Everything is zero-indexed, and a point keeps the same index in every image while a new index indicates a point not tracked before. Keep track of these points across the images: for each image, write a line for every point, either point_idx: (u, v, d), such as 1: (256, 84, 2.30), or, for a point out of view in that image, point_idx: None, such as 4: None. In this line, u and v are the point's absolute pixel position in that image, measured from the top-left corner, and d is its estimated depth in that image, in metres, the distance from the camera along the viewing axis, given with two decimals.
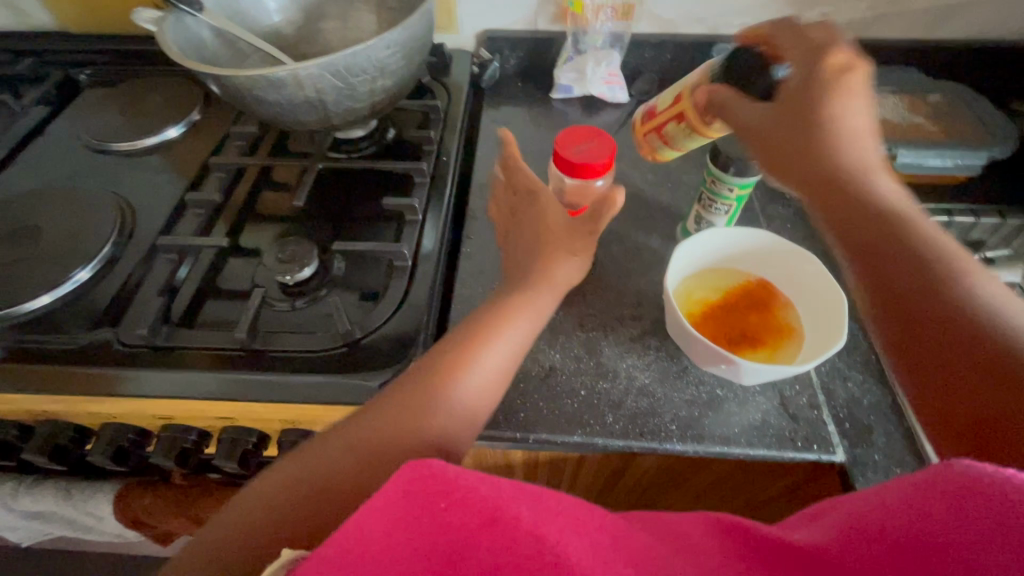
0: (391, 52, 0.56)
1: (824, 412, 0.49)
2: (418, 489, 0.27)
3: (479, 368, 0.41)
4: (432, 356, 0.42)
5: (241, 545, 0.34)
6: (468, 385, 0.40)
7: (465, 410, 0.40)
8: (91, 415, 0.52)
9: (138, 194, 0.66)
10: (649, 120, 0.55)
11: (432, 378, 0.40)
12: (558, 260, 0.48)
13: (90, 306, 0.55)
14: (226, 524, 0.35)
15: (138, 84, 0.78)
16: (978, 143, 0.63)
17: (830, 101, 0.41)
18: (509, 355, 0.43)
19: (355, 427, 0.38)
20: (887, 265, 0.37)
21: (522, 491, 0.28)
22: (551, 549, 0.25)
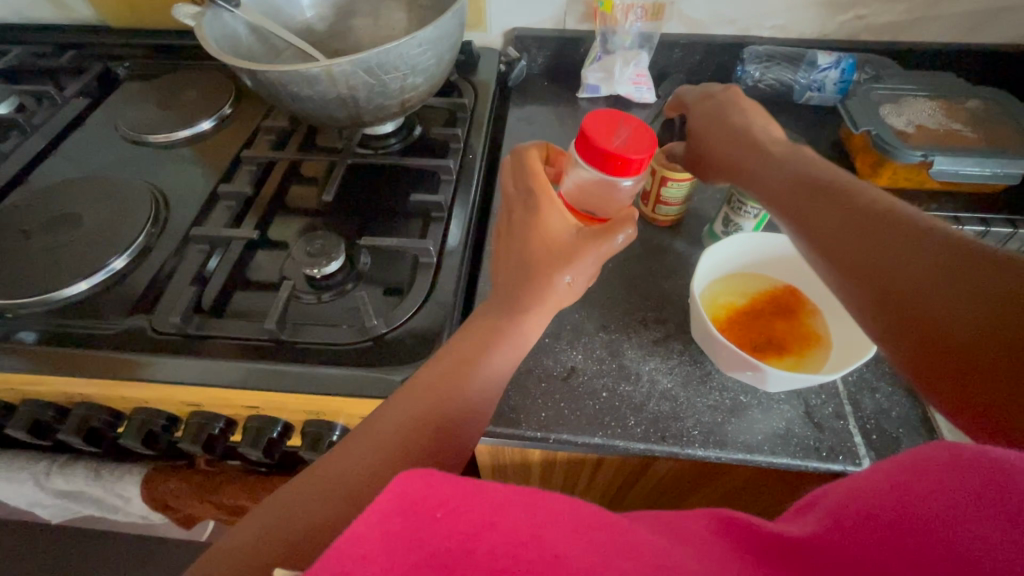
0: (422, 50, 0.56)
1: (850, 423, 0.48)
2: (413, 497, 0.25)
3: (491, 370, 0.42)
4: (445, 357, 0.43)
5: (249, 551, 0.32)
6: (480, 387, 0.42)
7: (477, 409, 0.41)
8: (123, 400, 0.54)
9: (172, 185, 0.68)
10: (647, 201, 0.63)
11: (448, 381, 0.41)
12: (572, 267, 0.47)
13: (125, 293, 0.57)
14: (240, 531, 0.33)
15: (173, 78, 0.79)
16: (1019, 151, 0.61)
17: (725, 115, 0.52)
18: (513, 355, 0.44)
19: (364, 429, 0.38)
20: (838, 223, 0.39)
21: (521, 493, 0.26)
22: (553, 554, 0.24)
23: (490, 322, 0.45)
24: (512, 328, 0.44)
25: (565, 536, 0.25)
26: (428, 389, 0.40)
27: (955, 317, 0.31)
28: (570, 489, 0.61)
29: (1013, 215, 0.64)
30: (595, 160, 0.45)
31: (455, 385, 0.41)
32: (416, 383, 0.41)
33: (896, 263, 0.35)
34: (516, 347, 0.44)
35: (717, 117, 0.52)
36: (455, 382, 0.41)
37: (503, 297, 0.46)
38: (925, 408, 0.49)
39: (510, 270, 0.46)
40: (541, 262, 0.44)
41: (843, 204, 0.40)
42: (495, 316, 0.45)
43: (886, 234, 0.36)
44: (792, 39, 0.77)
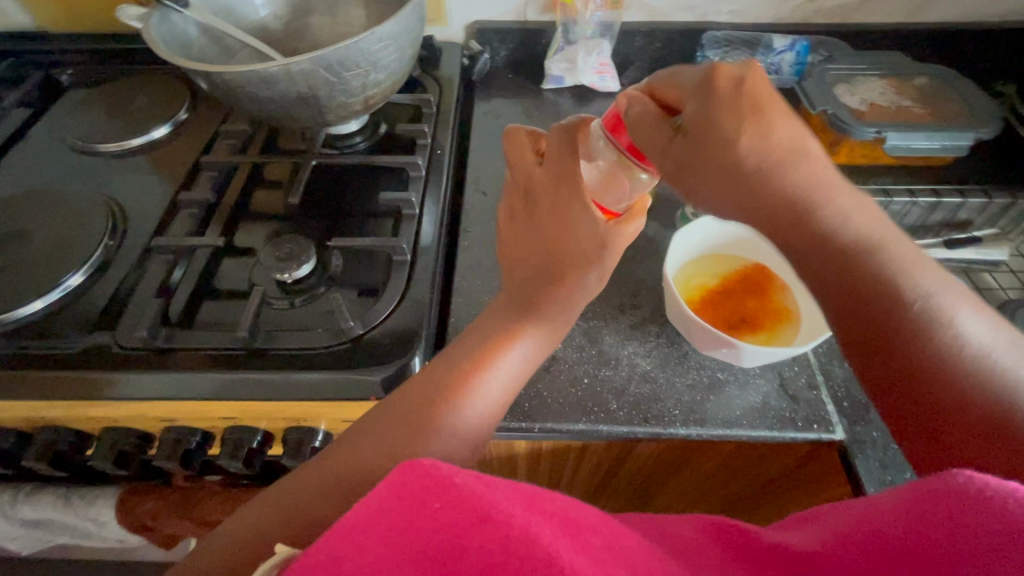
0: (383, 45, 0.55)
1: (822, 392, 0.50)
2: (410, 489, 0.25)
3: (496, 381, 0.40)
4: (454, 359, 0.41)
5: (247, 536, 0.33)
6: (485, 398, 0.40)
7: (479, 422, 0.39)
8: (91, 420, 0.52)
9: (129, 196, 0.65)
10: None
11: (452, 388, 0.39)
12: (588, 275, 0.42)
13: (85, 309, 0.55)
14: (242, 521, 0.34)
15: (120, 84, 0.76)
16: (966, 123, 0.64)
17: (756, 126, 0.34)
18: (520, 369, 0.42)
19: (370, 434, 0.37)
20: (856, 300, 0.35)
21: (517, 492, 0.26)
22: (546, 549, 0.23)
23: (502, 329, 0.42)
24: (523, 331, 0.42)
25: (560, 535, 0.24)
26: (431, 398, 0.39)
27: (963, 408, 0.32)
28: (557, 477, 0.62)
29: (962, 185, 0.67)
30: (631, 139, 0.39)
31: (461, 395, 0.39)
32: (422, 386, 0.40)
33: (920, 360, 0.33)
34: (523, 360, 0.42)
35: (706, 136, 0.35)
36: (460, 391, 0.39)
37: (515, 299, 0.43)
38: None
39: (520, 270, 0.44)
40: (557, 262, 0.42)
41: (866, 272, 0.35)
42: (507, 321, 0.42)
43: (921, 343, 0.33)
44: (748, 24, 0.78)
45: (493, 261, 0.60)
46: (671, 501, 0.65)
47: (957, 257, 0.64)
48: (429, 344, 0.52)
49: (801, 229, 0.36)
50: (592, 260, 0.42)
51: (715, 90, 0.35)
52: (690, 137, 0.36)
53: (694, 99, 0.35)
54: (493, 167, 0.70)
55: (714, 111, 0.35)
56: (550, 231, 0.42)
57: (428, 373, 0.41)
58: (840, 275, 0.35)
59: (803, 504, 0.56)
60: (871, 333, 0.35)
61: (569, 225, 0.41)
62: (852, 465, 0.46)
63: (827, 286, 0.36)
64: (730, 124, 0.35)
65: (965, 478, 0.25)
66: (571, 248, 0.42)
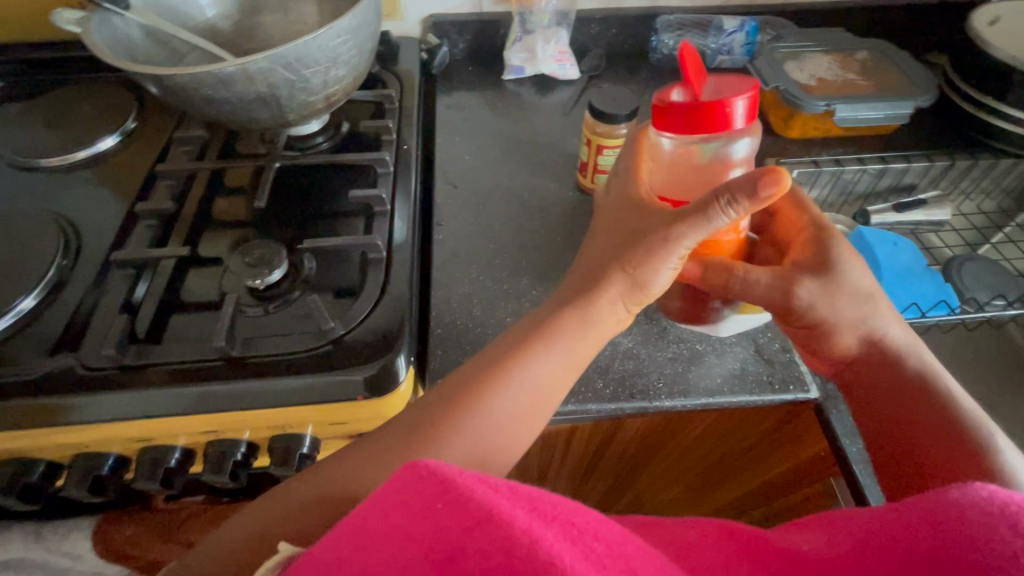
0: (342, 41, 0.54)
1: (795, 354, 0.52)
2: (415, 488, 0.25)
3: (519, 387, 0.39)
4: (470, 365, 0.40)
5: (251, 536, 0.35)
6: (504, 405, 0.38)
7: (502, 431, 0.38)
8: (61, 447, 0.49)
9: (80, 211, 0.62)
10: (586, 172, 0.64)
11: (464, 391, 0.38)
12: (616, 272, 0.40)
13: (42, 332, 0.52)
14: (243, 523, 0.36)
15: (59, 94, 0.72)
16: (907, 92, 0.68)
17: (845, 269, 0.44)
18: (549, 368, 0.39)
19: (377, 445, 0.37)
20: (889, 388, 0.43)
21: (519, 494, 0.26)
22: (547, 552, 0.23)
23: (547, 319, 0.41)
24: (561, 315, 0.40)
25: (561, 539, 0.24)
26: (445, 407, 0.38)
27: None
28: (547, 462, 0.63)
29: (906, 152, 0.71)
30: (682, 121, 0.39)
31: (476, 400, 0.38)
32: (435, 395, 0.39)
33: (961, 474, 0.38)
34: (555, 353, 0.40)
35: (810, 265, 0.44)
36: (477, 395, 0.38)
37: (565, 288, 0.43)
38: None
39: (583, 252, 0.45)
40: (606, 241, 0.42)
41: (917, 396, 0.42)
42: (550, 307, 0.42)
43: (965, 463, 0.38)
44: (698, 8, 0.80)
45: (468, 252, 0.60)
46: (659, 475, 0.67)
47: (907, 219, 0.69)
48: (413, 340, 0.52)
49: (853, 330, 0.45)
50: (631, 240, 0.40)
51: (828, 229, 0.45)
52: (802, 257, 0.45)
53: (813, 227, 0.46)
54: (462, 160, 0.70)
55: (830, 240, 0.45)
56: (612, 207, 0.44)
57: (443, 383, 0.40)
58: (878, 368, 0.44)
59: (783, 464, 0.59)
60: (889, 410, 0.43)
61: (629, 199, 0.43)
62: (827, 420, 0.49)
63: (865, 376, 0.45)
64: (836, 250, 0.44)
65: (989, 493, 0.27)
66: (626, 223, 0.42)
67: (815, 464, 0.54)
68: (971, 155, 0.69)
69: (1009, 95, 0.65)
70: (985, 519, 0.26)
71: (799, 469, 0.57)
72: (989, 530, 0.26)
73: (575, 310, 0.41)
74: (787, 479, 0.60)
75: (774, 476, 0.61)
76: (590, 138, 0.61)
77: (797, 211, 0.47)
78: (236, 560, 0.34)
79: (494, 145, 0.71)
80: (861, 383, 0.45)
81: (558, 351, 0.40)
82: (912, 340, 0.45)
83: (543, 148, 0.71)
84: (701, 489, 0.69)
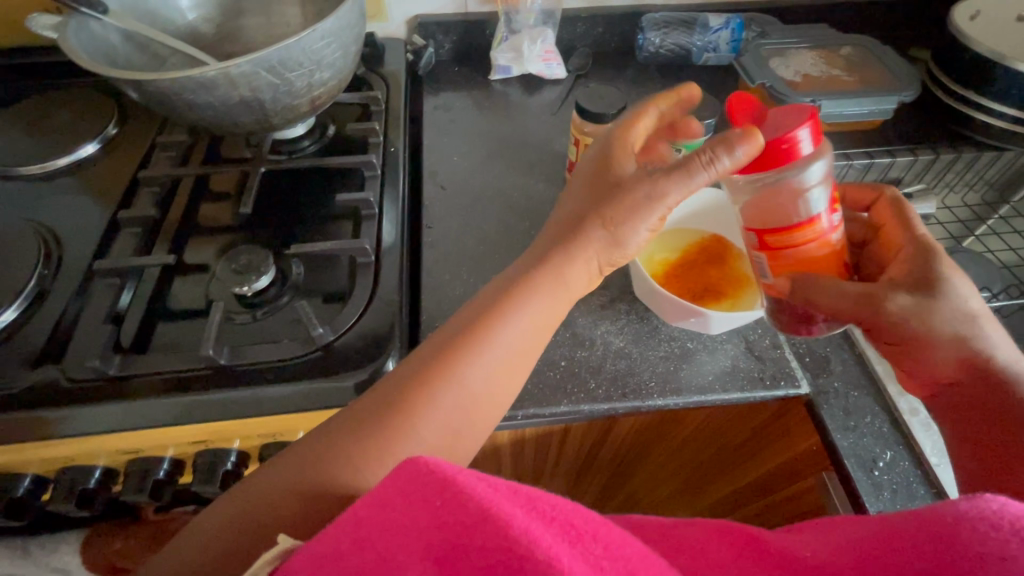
0: (325, 43, 0.54)
1: (785, 350, 0.52)
2: (414, 484, 0.25)
3: (491, 354, 0.38)
4: (441, 334, 0.39)
5: (238, 535, 0.33)
6: (475, 376, 0.37)
7: (472, 402, 0.37)
8: (47, 461, 0.48)
9: (61, 220, 0.61)
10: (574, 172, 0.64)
11: (439, 368, 0.37)
12: (593, 228, 0.40)
13: (24, 345, 0.51)
14: (213, 516, 0.34)
15: (37, 101, 0.71)
16: (890, 87, 0.68)
17: (945, 283, 0.42)
18: (523, 329, 0.39)
19: (348, 421, 0.36)
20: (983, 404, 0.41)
21: (519, 493, 0.26)
22: (545, 552, 0.23)
23: (520, 277, 0.40)
24: (539, 267, 0.40)
25: (560, 540, 0.24)
26: (415, 377, 0.37)
27: None
28: (542, 463, 0.63)
29: (890, 146, 0.71)
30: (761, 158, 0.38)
31: (447, 371, 0.37)
32: (405, 367, 0.38)
33: None
34: (526, 313, 0.39)
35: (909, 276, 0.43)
36: (449, 367, 0.37)
37: (540, 239, 0.43)
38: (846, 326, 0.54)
39: (561, 200, 0.45)
40: (585, 190, 0.42)
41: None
42: (524, 261, 0.41)
43: None
44: (683, 5, 0.81)
45: (458, 255, 0.60)
46: (652, 473, 0.67)
47: None
48: (404, 344, 0.52)
49: (959, 342, 0.42)
50: (610, 192, 0.40)
51: (929, 245, 0.44)
52: (901, 270, 0.44)
53: (914, 246, 0.45)
54: (450, 161, 0.69)
55: (929, 256, 0.44)
56: (594, 154, 0.43)
57: (415, 352, 0.39)
58: (981, 383, 0.41)
59: (772, 461, 0.59)
60: (983, 424, 0.41)
61: (608, 158, 0.41)
62: (818, 415, 0.49)
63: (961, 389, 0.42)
64: (941, 266, 0.43)
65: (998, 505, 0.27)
66: (606, 173, 0.41)
67: (803, 461, 0.54)
68: (955, 148, 0.70)
69: (989, 88, 0.66)
70: (998, 535, 0.26)
71: (788, 465, 0.57)
72: (1003, 544, 0.26)
73: (551, 265, 0.40)
74: (776, 477, 0.60)
75: (764, 473, 0.61)
76: (576, 138, 0.62)
77: (902, 227, 0.47)
78: (209, 555, 0.32)
79: (482, 146, 0.71)
80: (958, 404, 0.42)
81: (537, 306, 0.40)
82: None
83: (532, 148, 0.71)
84: (693, 485, 0.70)
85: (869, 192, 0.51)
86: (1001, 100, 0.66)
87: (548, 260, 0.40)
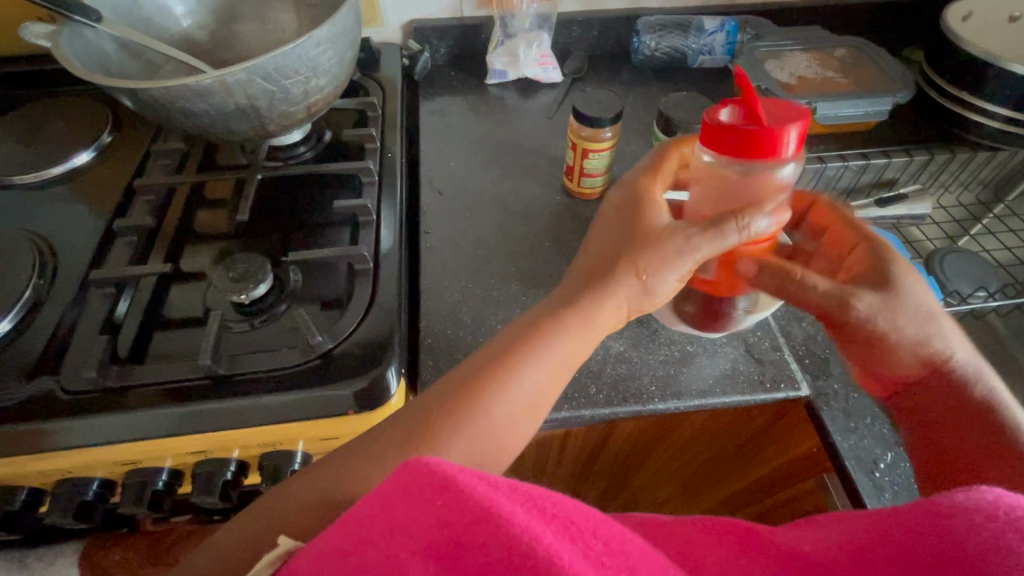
0: (322, 49, 0.54)
1: (785, 352, 0.52)
2: (415, 484, 0.25)
3: (518, 391, 0.38)
4: (461, 370, 0.39)
5: (250, 538, 0.33)
6: (501, 412, 0.37)
7: (497, 437, 0.37)
8: (43, 473, 0.48)
9: (56, 229, 0.60)
10: (572, 175, 0.64)
11: (467, 394, 0.37)
12: (625, 276, 0.40)
13: (19, 356, 0.50)
14: (234, 529, 0.34)
15: (31, 109, 0.70)
16: (884, 89, 0.69)
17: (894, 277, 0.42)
18: (552, 373, 0.39)
19: (366, 450, 0.35)
20: (944, 414, 0.42)
21: (519, 491, 0.25)
22: (546, 549, 0.23)
23: (539, 316, 0.40)
24: (568, 314, 0.40)
25: (561, 537, 0.24)
26: (435, 411, 0.36)
27: None
28: (541, 468, 0.63)
29: (886, 146, 0.71)
30: (735, 144, 0.38)
31: (472, 406, 0.36)
32: (425, 400, 0.37)
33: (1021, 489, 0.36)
34: (553, 355, 0.39)
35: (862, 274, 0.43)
36: (475, 402, 0.36)
37: (562, 288, 0.42)
38: None
39: (582, 252, 0.44)
40: (614, 241, 0.42)
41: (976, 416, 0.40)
42: (549, 306, 0.41)
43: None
44: (679, 9, 0.81)
45: (457, 260, 0.60)
46: (652, 476, 0.67)
47: (889, 214, 0.69)
48: (403, 351, 0.52)
49: (917, 348, 0.42)
50: (643, 242, 0.40)
51: (879, 242, 0.44)
52: (856, 270, 0.44)
53: (860, 242, 0.45)
54: (447, 166, 0.69)
55: (881, 251, 0.44)
56: (621, 209, 0.44)
57: (433, 387, 0.38)
58: (937, 391, 0.42)
59: (773, 463, 0.59)
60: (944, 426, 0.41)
61: (642, 210, 0.42)
62: (818, 417, 0.49)
63: (918, 399, 0.43)
64: (894, 264, 0.43)
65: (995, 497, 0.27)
66: (636, 229, 0.41)
67: (804, 463, 0.54)
68: (949, 149, 0.70)
69: (983, 89, 0.66)
70: (994, 527, 0.26)
71: (788, 467, 0.57)
72: (999, 536, 0.25)
73: (585, 317, 0.40)
74: (775, 478, 0.60)
75: (764, 475, 0.61)
76: (572, 141, 0.62)
77: (846, 228, 0.47)
78: (224, 564, 0.33)
79: (479, 150, 0.71)
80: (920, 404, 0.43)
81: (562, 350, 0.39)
82: (979, 365, 0.42)
83: (529, 152, 0.71)
84: (693, 487, 0.70)
85: (802, 196, 0.51)
86: (994, 101, 0.66)
87: (580, 310, 0.40)
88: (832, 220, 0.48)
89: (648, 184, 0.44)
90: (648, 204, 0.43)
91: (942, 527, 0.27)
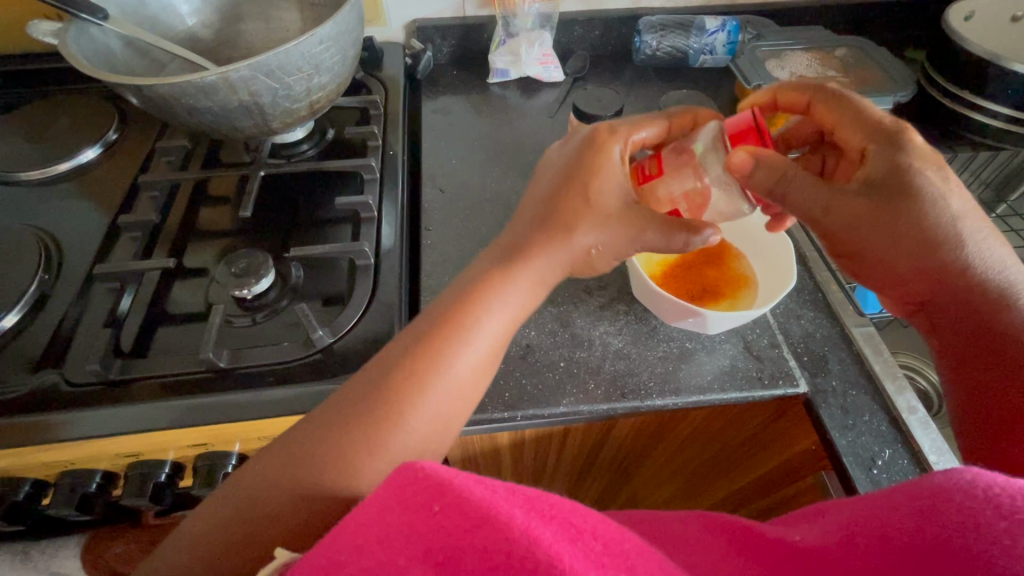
0: (324, 47, 0.54)
1: (783, 350, 0.53)
2: (411, 490, 0.25)
3: (475, 346, 0.37)
4: (421, 321, 0.38)
5: (233, 537, 0.33)
6: (462, 367, 0.37)
7: (457, 396, 0.36)
8: (46, 466, 0.48)
9: (62, 224, 0.61)
10: None
11: (449, 321, 0.37)
12: (579, 234, 0.40)
13: (24, 350, 0.51)
14: (207, 523, 0.34)
15: (38, 107, 0.71)
16: (887, 87, 0.68)
17: (918, 179, 0.41)
18: (504, 328, 0.39)
19: (329, 420, 0.35)
20: (965, 313, 0.42)
21: (517, 494, 0.26)
22: (546, 551, 0.23)
23: (494, 264, 0.40)
24: (515, 276, 0.39)
25: (560, 538, 0.24)
26: (395, 367, 0.36)
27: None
28: (541, 465, 0.63)
29: None
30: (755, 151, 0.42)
31: (435, 362, 0.36)
32: (389, 352, 0.37)
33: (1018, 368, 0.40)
34: (505, 309, 0.39)
35: (885, 184, 0.41)
36: (449, 336, 0.37)
37: (503, 247, 0.41)
38: (844, 325, 0.54)
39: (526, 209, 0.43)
40: (565, 213, 0.41)
41: (981, 301, 0.42)
42: (495, 264, 0.40)
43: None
44: (680, 8, 0.81)
45: (457, 257, 0.60)
46: (652, 473, 0.67)
47: None
48: None
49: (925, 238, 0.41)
50: (597, 225, 0.41)
51: (895, 134, 0.42)
52: (872, 173, 0.41)
53: (875, 141, 0.43)
54: (448, 164, 0.70)
55: (895, 154, 0.41)
56: (574, 172, 0.42)
57: (404, 333, 0.38)
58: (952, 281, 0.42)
59: (772, 460, 0.58)
60: (954, 315, 0.43)
61: (591, 163, 0.42)
62: (816, 415, 0.49)
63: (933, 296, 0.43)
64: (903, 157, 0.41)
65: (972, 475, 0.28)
66: (584, 187, 0.41)
67: (803, 460, 0.54)
68: (951, 149, 0.70)
69: (983, 89, 0.66)
70: (972, 503, 0.27)
71: (788, 465, 0.57)
72: (977, 513, 0.27)
73: (535, 274, 0.40)
74: (775, 476, 0.59)
75: (764, 472, 0.60)
76: None
77: (863, 122, 0.44)
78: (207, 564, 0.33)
79: (480, 148, 0.72)
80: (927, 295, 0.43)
81: (517, 298, 0.39)
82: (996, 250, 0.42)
83: (530, 151, 0.71)
84: (694, 485, 0.69)
85: (800, 98, 0.48)
86: (995, 100, 0.66)
87: (535, 286, 0.40)
88: (844, 109, 0.45)
89: (608, 145, 0.42)
90: (596, 157, 0.42)
91: (930, 513, 0.28)
